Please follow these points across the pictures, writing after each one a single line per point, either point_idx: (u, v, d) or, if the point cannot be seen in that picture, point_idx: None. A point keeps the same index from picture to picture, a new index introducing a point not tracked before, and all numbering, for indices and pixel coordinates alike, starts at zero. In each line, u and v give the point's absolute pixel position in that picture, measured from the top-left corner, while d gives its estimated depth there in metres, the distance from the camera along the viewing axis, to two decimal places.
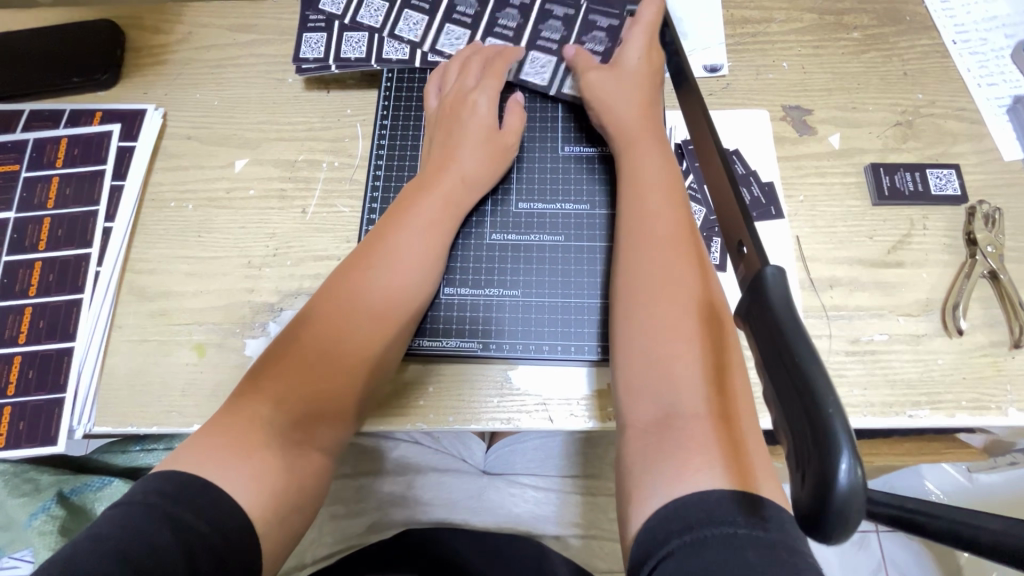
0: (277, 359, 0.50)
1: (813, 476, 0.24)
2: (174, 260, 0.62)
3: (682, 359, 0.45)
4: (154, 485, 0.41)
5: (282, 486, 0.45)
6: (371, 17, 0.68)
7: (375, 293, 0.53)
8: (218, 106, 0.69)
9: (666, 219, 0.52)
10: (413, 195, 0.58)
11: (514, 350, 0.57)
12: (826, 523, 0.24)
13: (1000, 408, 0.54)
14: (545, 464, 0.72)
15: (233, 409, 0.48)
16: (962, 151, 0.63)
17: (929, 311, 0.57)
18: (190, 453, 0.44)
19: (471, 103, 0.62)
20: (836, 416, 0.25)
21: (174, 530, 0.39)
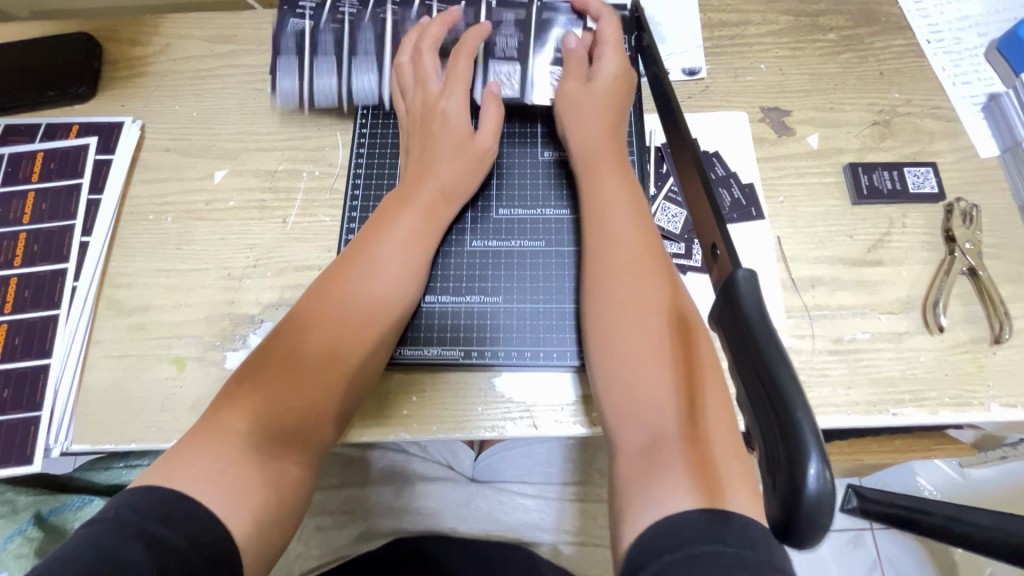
0: (251, 377, 0.49)
1: (784, 482, 0.24)
2: (154, 274, 0.61)
3: (659, 378, 0.46)
4: (127, 504, 0.40)
5: (261, 500, 0.44)
6: (327, 98, 0.65)
7: (354, 313, 0.52)
8: (196, 117, 0.68)
9: (636, 240, 0.52)
10: (389, 212, 0.57)
11: (496, 357, 0.56)
12: (796, 531, 0.24)
13: (983, 403, 0.54)
14: (535, 471, 0.71)
15: (206, 426, 0.47)
16: (940, 149, 0.64)
17: (910, 308, 0.57)
18: (165, 470, 0.43)
19: (440, 107, 0.61)
20: (803, 419, 0.25)
21: (148, 549, 0.38)
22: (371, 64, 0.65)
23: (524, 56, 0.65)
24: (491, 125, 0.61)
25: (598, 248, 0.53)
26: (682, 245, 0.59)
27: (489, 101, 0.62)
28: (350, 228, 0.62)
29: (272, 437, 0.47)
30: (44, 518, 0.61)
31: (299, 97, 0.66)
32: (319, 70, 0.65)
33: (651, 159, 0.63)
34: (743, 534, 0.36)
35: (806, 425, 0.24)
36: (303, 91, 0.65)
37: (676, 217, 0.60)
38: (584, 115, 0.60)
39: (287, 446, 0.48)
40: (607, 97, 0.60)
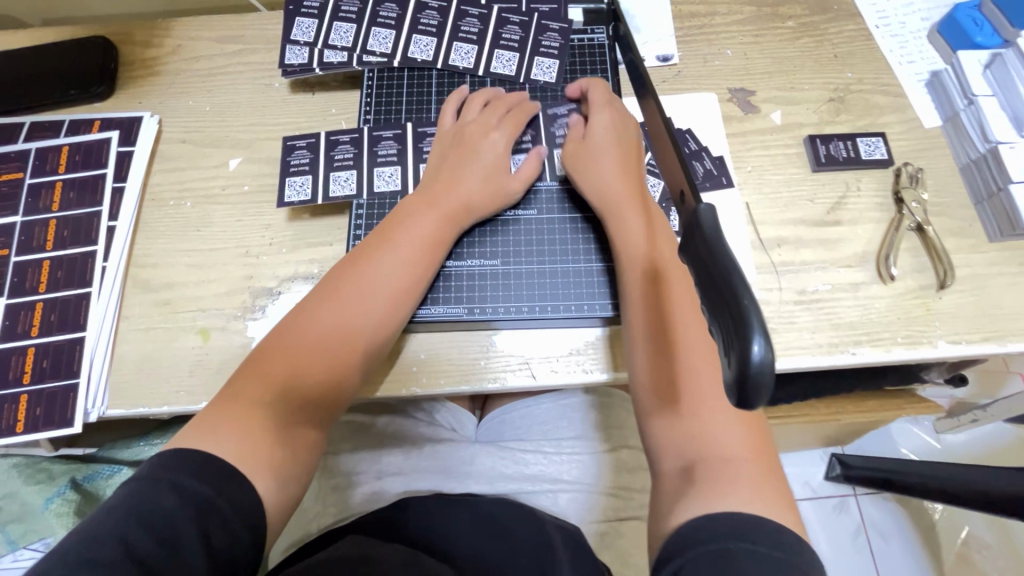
0: (267, 353, 0.54)
1: (737, 357, 0.30)
2: (177, 254, 0.66)
3: (707, 411, 0.50)
4: (160, 459, 0.46)
5: (279, 451, 0.50)
6: (344, 187, 0.66)
7: (358, 302, 0.56)
8: (210, 111, 0.74)
9: (675, 286, 0.56)
10: (410, 211, 0.61)
11: (496, 313, 0.62)
12: (745, 398, 0.30)
13: (931, 341, 0.61)
14: (533, 430, 0.76)
15: (232, 391, 0.52)
16: (889, 121, 0.71)
17: (865, 261, 0.64)
18: (196, 429, 0.49)
19: (487, 140, 0.64)
20: (752, 306, 0.31)
21: (180, 495, 0.44)
22: (391, 159, 0.67)
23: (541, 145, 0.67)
24: (530, 169, 0.64)
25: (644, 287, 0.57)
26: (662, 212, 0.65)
27: (534, 154, 0.65)
28: (357, 232, 0.65)
29: (291, 401, 0.52)
30: (82, 484, 0.70)
31: (312, 191, 0.66)
32: (336, 165, 0.67)
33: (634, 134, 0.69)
34: (776, 542, 0.41)
35: (754, 312, 0.30)
36: (317, 182, 0.66)
37: (655, 187, 0.66)
38: (593, 169, 0.63)
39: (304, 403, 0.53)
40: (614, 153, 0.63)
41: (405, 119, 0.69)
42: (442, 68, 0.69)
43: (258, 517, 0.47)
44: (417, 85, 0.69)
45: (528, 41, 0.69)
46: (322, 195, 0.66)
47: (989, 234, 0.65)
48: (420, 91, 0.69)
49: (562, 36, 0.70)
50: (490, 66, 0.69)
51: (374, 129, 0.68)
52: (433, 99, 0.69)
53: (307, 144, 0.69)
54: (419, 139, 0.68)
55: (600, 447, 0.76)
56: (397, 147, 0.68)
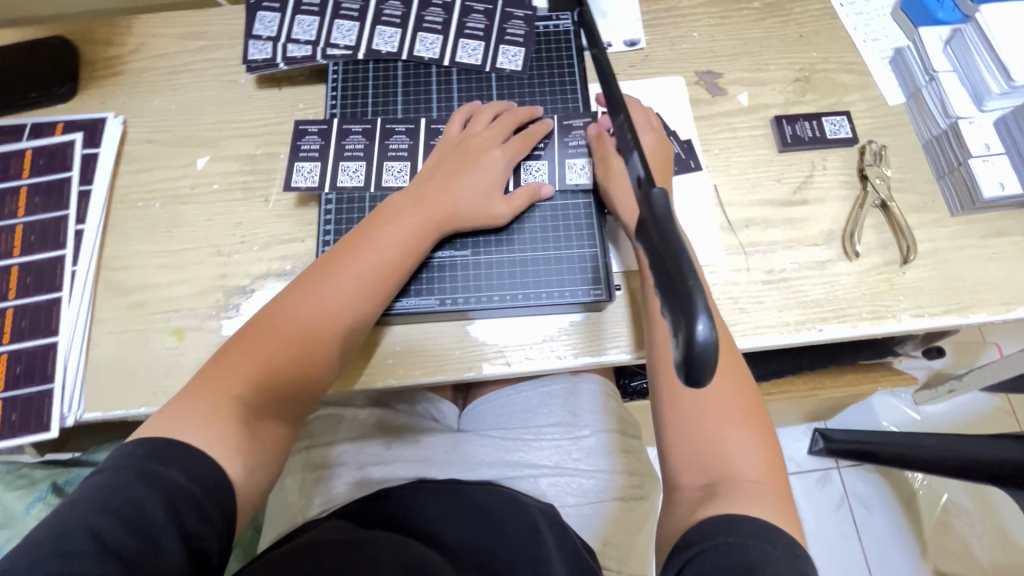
0: (243, 343, 0.54)
1: (683, 336, 0.31)
2: (148, 255, 0.66)
3: (726, 433, 0.50)
4: (126, 452, 0.47)
5: (247, 442, 0.50)
6: (352, 178, 0.65)
7: (334, 295, 0.56)
8: (175, 110, 0.73)
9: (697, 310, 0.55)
10: (399, 208, 0.60)
11: (467, 302, 0.61)
12: (691, 376, 0.31)
13: (895, 315, 0.62)
14: (513, 419, 0.76)
15: (204, 378, 0.52)
16: (854, 100, 0.71)
17: (831, 239, 0.65)
18: (166, 417, 0.50)
19: (489, 155, 0.62)
20: (697, 284, 0.31)
21: (151, 485, 0.44)
22: (402, 155, 0.66)
23: (555, 153, 0.66)
24: (522, 201, 0.62)
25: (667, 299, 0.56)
26: None
27: (531, 186, 0.63)
28: (326, 229, 0.64)
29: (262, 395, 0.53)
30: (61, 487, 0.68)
31: (320, 179, 0.64)
32: (346, 155, 0.65)
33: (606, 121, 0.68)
34: (791, 551, 0.43)
35: (698, 292, 0.31)
36: (325, 170, 0.65)
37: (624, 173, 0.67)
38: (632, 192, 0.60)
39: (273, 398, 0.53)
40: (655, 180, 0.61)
41: (415, 114, 0.67)
42: (408, 59, 0.68)
43: (229, 504, 0.48)
44: (383, 77, 0.68)
45: (494, 30, 0.69)
46: (329, 184, 0.64)
47: (950, 208, 0.66)
48: (385, 82, 0.68)
49: (527, 24, 0.69)
50: (456, 56, 0.68)
51: (387, 122, 0.67)
52: (399, 91, 0.68)
53: (318, 129, 0.66)
54: (433, 135, 0.66)
55: (581, 433, 0.74)
56: (409, 142, 0.66)
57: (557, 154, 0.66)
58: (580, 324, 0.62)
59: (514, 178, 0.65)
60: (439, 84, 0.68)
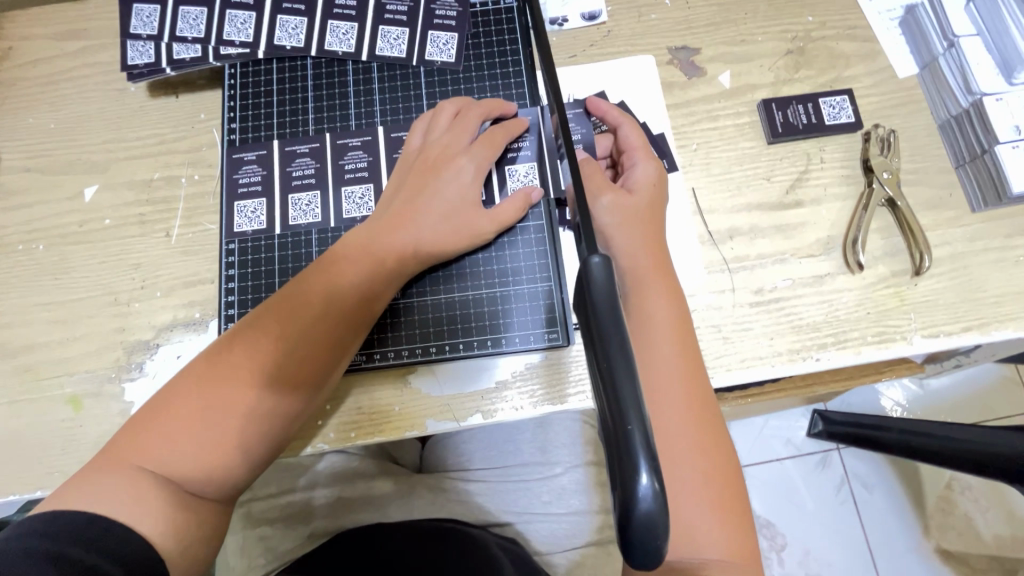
0: (165, 407, 0.43)
1: (620, 493, 0.23)
2: (34, 309, 0.57)
3: (694, 506, 0.41)
4: (31, 529, 0.36)
5: (182, 515, 0.40)
6: (305, 213, 0.54)
7: (276, 353, 0.45)
8: (55, 129, 0.62)
9: (677, 359, 0.45)
10: (354, 241, 0.49)
11: (404, 356, 0.52)
12: (632, 548, 0.24)
13: (905, 337, 0.53)
14: (477, 458, 0.71)
15: (118, 449, 0.41)
16: (856, 74, 0.60)
17: (830, 248, 0.56)
18: (76, 492, 0.39)
19: (456, 165, 0.51)
20: (636, 421, 0.24)
21: (58, 565, 0.34)
22: (361, 175, 0.55)
23: (538, 154, 0.55)
24: (508, 216, 0.51)
25: (639, 332, 0.45)
26: None
27: (518, 194, 0.52)
28: (230, 272, 0.54)
29: (205, 468, 0.41)
30: None
31: (267, 218, 0.54)
32: (295, 185, 0.55)
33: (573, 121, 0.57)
34: None
35: (636, 439, 0.23)
36: (273, 208, 0.55)
37: None
38: (629, 225, 0.49)
39: (216, 471, 0.42)
40: (648, 218, 0.50)
41: (325, 128, 0.57)
42: (318, 55, 0.58)
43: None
44: (290, 78, 0.58)
45: (419, 12, 0.58)
46: (280, 223, 0.54)
47: (972, 203, 0.56)
48: (293, 86, 0.58)
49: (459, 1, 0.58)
50: (375, 46, 0.57)
51: (338, 137, 0.56)
52: (310, 94, 0.57)
53: (257, 156, 0.56)
54: (394, 147, 0.56)
55: (553, 472, 0.69)
56: (368, 159, 0.55)
57: (540, 154, 0.55)
58: (538, 366, 0.53)
59: (495, 188, 0.54)
60: (355, 83, 0.57)
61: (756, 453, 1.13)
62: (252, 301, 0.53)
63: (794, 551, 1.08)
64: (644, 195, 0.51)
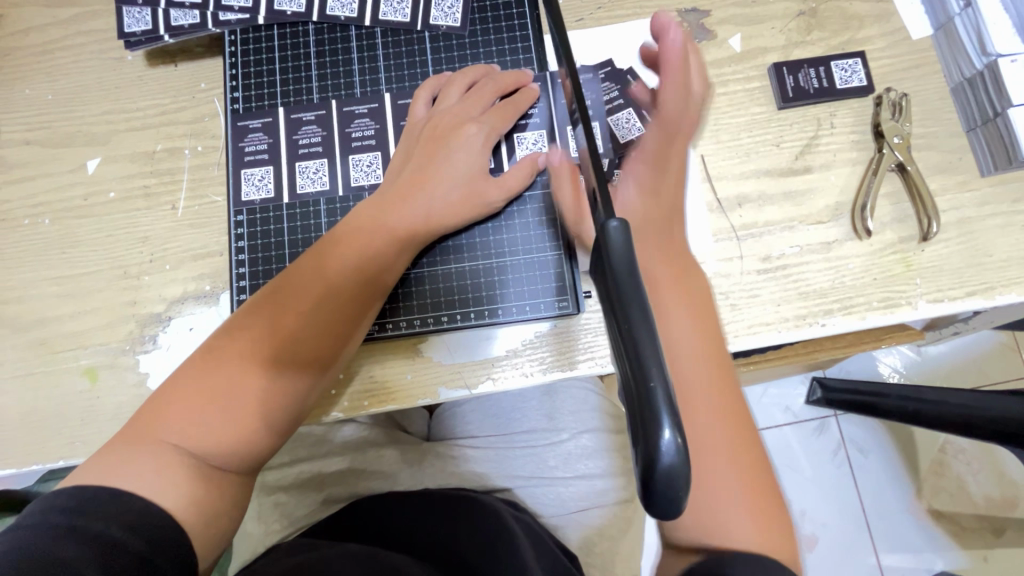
0: (184, 381, 0.44)
1: (642, 449, 0.24)
2: (44, 284, 0.57)
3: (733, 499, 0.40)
4: (56, 504, 0.38)
5: (203, 489, 0.41)
6: (313, 181, 0.54)
7: (290, 325, 0.45)
8: (52, 100, 0.60)
9: (701, 342, 0.43)
10: (363, 214, 0.49)
11: (415, 326, 0.53)
12: (655, 499, 0.25)
13: (911, 302, 0.54)
14: (485, 426, 0.72)
15: (140, 421, 0.43)
16: (870, 36, 0.59)
17: (839, 215, 0.56)
18: (100, 467, 0.40)
19: (464, 134, 0.50)
20: (657, 370, 0.24)
21: (83, 541, 0.36)
22: (369, 143, 0.54)
23: (549, 122, 0.54)
24: (516, 184, 0.51)
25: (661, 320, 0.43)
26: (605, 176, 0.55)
27: (525, 163, 0.52)
28: (239, 243, 0.53)
29: (225, 441, 0.42)
30: None
31: (276, 187, 0.54)
32: (302, 153, 0.54)
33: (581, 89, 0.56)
34: None
35: (658, 394, 0.24)
36: (280, 175, 0.54)
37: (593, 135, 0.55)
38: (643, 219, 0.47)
39: (236, 444, 0.43)
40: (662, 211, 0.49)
41: (330, 95, 0.56)
42: (320, 20, 0.56)
43: (185, 548, 0.39)
44: (291, 44, 0.56)
45: None
46: (288, 191, 0.54)
47: (982, 167, 0.55)
48: (295, 53, 0.56)
49: None
50: (378, 10, 0.56)
51: (344, 105, 0.55)
52: (313, 61, 0.56)
53: (262, 124, 0.55)
54: (402, 115, 0.55)
55: (559, 437, 0.71)
56: (375, 126, 0.55)
57: (551, 121, 0.54)
58: (548, 334, 0.54)
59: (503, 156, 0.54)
60: (359, 49, 0.56)
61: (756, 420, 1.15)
62: (262, 273, 0.53)
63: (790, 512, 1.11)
64: (655, 187, 0.50)
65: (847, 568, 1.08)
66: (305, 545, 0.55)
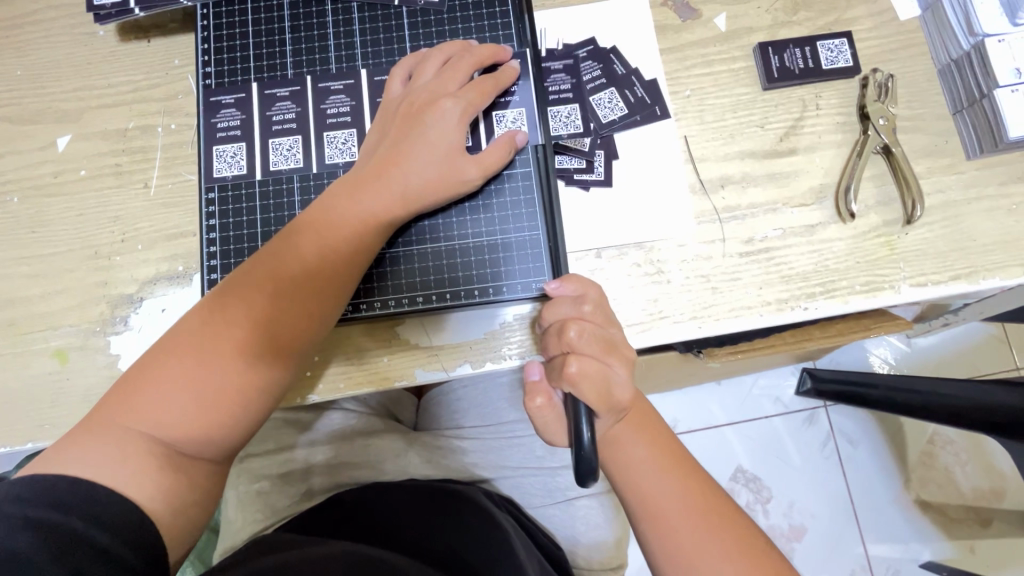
0: (148, 367, 0.43)
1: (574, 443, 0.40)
2: (13, 264, 0.56)
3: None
4: (11, 492, 0.37)
5: (169, 478, 0.40)
6: (287, 158, 0.53)
7: (258, 307, 0.44)
8: (22, 76, 0.59)
9: (638, 427, 0.47)
10: (334, 196, 0.48)
11: (391, 306, 0.52)
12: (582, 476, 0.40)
13: (893, 286, 0.53)
14: (468, 414, 0.72)
15: (103, 408, 0.42)
16: (857, 16, 0.58)
17: (822, 198, 0.55)
18: (61, 455, 0.39)
19: (438, 110, 0.49)
20: (583, 414, 0.41)
21: (40, 533, 0.35)
22: (344, 120, 0.53)
23: (527, 98, 0.53)
24: (494, 161, 0.50)
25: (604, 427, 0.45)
26: (584, 158, 0.55)
27: (501, 138, 0.50)
28: (210, 222, 0.52)
29: (196, 425, 0.42)
30: None
31: (248, 163, 0.53)
32: (276, 130, 0.53)
33: (561, 76, 0.56)
34: None
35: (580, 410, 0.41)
36: (253, 152, 0.53)
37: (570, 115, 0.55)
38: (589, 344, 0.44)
39: (207, 429, 0.42)
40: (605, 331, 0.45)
41: (305, 71, 0.54)
42: None
43: (149, 539, 0.39)
44: (266, 18, 0.55)
45: None
46: (261, 168, 0.53)
47: (968, 151, 0.55)
48: (270, 28, 0.55)
49: None
50: None
51: (319, 80, 0.54)
52: (288, 36, 0.55)
53: (235, 100, 0.54)
54: (378, 92, 0.54)
55: None
56: (350, 103, 0.54)
57: (530, 99, 0.53)
58: (526, 317, 0.53)
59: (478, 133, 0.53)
60: (335, 24, 0.55)
61: (746, 411, 1.15)
62: (234, 254, 0.51)
63: (778, 502, 1.11)
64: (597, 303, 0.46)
65: (834, 557, 1.09)
66: (282, 536, 0.54)
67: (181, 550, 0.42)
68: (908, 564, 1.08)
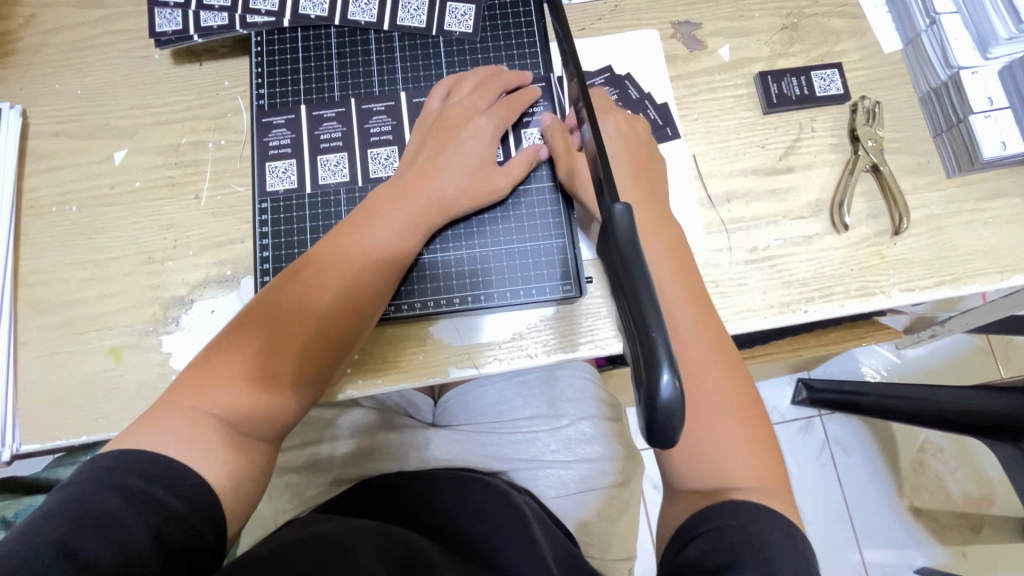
0: (213, 355, 0.47)
1: (647, 393, 0.29)
2: (71, 267, 0.60)
3: (737, 451, 0.47)
4: (97, 466, 0.41)
5: (234, 454, 0.44)
6: (335, 173, 0.58)
7: (313, 300, 0.48)
8: (81, 95, 0.64)
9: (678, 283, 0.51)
10: (380, 201, 0.53)
11: (426, 307, 0.56)
12: (654, 431, 0.30)
13: (885, 291, 0.58)
14: (487, 413, 0.76)
15: (172, 394, 0.45)
16: (846, 49, 0.64)
17: (819, 211, 0.60)
18: (138, 434, 0.43)
19: (474, 127, 0.55)
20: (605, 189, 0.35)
21: (128, 500, 0.39)
22: (386, 137, 0.58)
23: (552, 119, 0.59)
24: (520, 172, 0.56)
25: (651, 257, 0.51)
26: None
27: (528, 152, 0.56)
28: (262, 229, 0.57)
29: (258, 406, 0.46)
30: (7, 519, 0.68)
31: (298, 178, 0.58)
32: (324, 147, 0.58)
33: None
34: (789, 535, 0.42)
35: (661, 345, 0.29)
36: (303, 168, 0.58)
37: None
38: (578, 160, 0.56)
39: (266, 411, 0.46)
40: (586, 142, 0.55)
41: (350, 93, 0.59)
42: (341, 25, 0.60)
43: (217, 511, 0.42)
44: (313, 47, 0.60)
45: None
46: (310, 182, 0.58)
47: (948, 169, 0.61)
48: (317, 55, 0.60)
49: None
50: (396, 17, 0.60)
51: (363, 102, 0.59)
52: (334, 62, 0.60)
53: (285, 120, 0.59)
54: (417, 113, 0.59)
55: (559, 424, 0.75)
56: (392, 122, 0.59)
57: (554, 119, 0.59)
58: (551, 318, 0.58)
59: (507, 148, 0.58)
60: (377, 53, 0.60)
61: None
62: (284, 260, 0.56)
63: None
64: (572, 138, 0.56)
65: (831, 560, 1.12)
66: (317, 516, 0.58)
67: (240, 525, 0.46)
68: (904, 568, 1.12)
